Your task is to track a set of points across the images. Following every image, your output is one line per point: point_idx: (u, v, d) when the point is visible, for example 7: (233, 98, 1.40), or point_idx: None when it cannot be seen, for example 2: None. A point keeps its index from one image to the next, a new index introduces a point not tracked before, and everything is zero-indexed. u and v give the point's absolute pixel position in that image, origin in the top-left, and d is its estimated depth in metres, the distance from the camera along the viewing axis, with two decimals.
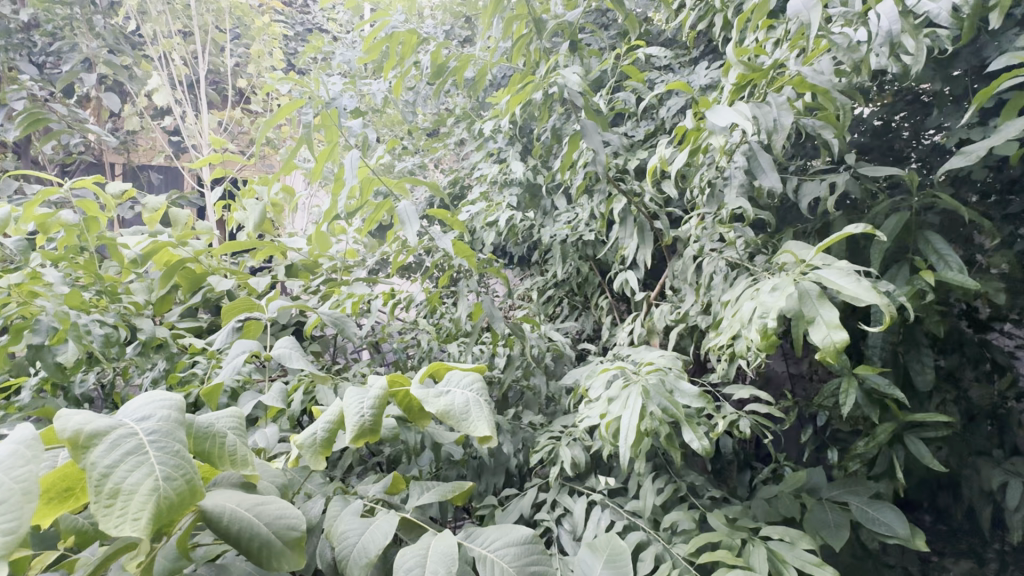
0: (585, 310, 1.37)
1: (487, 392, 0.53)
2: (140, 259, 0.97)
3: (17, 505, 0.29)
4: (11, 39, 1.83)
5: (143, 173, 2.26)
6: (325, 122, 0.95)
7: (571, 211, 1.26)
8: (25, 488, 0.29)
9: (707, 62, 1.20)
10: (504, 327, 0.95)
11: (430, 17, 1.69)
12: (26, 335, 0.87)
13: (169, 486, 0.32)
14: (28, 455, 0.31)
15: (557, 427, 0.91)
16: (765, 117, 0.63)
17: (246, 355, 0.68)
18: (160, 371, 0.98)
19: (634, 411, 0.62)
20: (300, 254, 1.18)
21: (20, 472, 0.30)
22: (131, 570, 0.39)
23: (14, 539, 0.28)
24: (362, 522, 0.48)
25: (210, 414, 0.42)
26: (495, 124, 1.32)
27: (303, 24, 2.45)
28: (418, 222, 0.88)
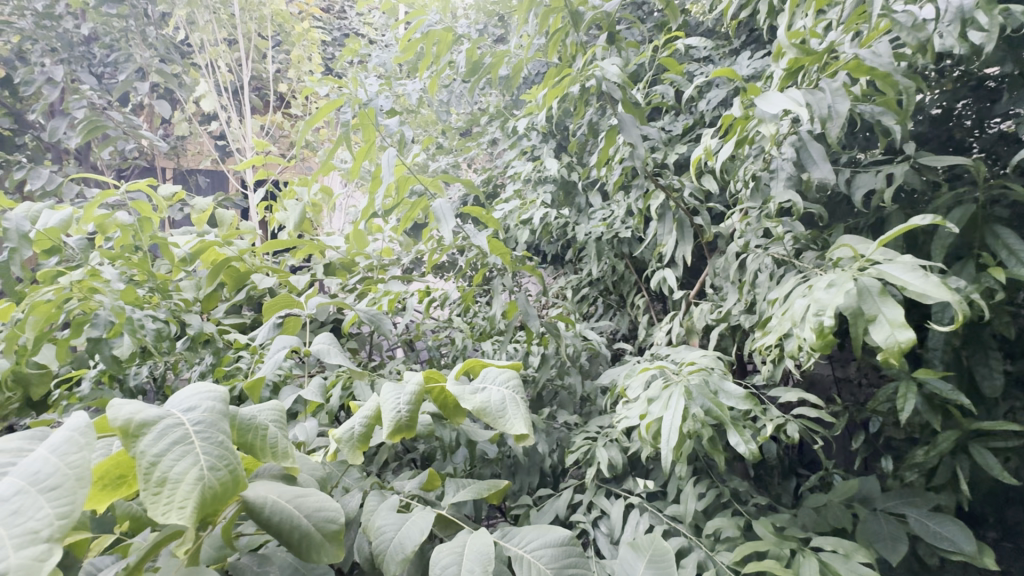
0: (621, 310, 1.34)
1: (523, 390, 0.52)
2: (189, 258, 1.02)
3: (71, 490, 0.30)
4: (73, 52, 1.94)
5: (191, 176, 2.36)
6: (364, 121, 0.96)
7: (606, 208, 1.24)
8: (80, 474, 0.30)
9: (749, 52, 1.16)
10: (539, 325, 0.93)
11: (463, 16, 1.69)
12: (86, 328, 0.92)
13: (213, 476, 0.33)
14: (81, 442, 0.32)
15: (593, 427, 0.90)
16: (820, 104, 0.60)
17: (287, 350, 0.70)
18: (207, 365, 1.02)
19: (676, 412, 0.60)
20: (338, 252, 1.20)
21: (74, 458, 0.31)
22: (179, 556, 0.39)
23: (69, 522, 0.29)
24: (398, 518, 0.48)
25: (253, 407, 0.43)
26: (529, 121, 1.30)
27: (341, 29, 2.50)
28: (453, 220, 0.88)
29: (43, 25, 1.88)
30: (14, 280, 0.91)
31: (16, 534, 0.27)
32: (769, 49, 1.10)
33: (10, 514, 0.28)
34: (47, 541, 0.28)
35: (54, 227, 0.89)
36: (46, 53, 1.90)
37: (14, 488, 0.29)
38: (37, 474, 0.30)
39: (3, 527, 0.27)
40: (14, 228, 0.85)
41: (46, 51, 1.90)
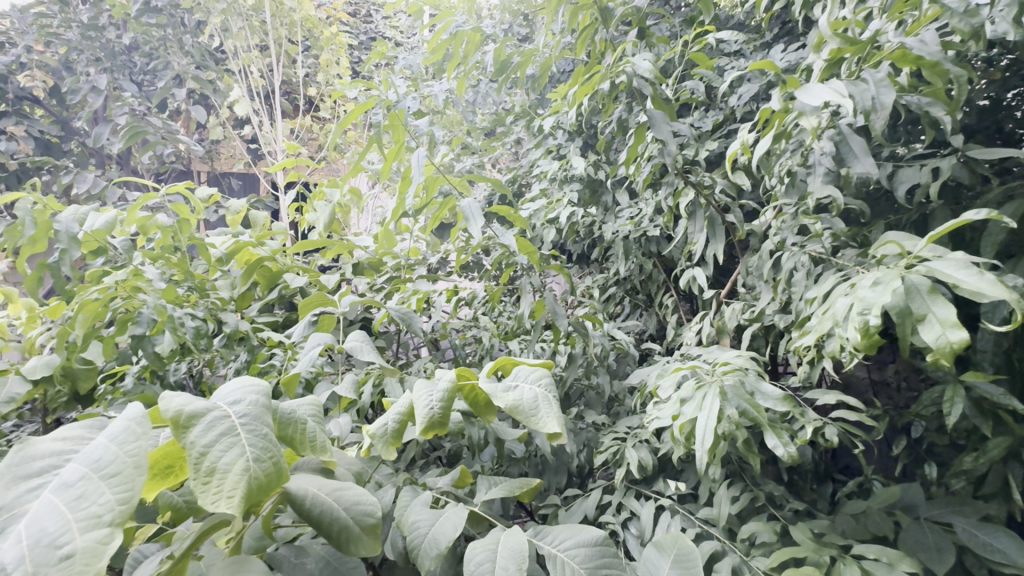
0: (649, 310, 1.32)
1: (556, 388, 0.52)
2: (226, 257, 1.05)
3: (130, 477, 0.31)
4: (115, 61, 2.03)
5: (224, 179, 2.41)
6: (394, 122, 0.97)
7: (634, 207, 1.23)
8: (137, 462, 0.31)
9: (783, 44, 1.12)
10: (567, 324, 0.93)
11: (488, 16, 1.69)
12: (130, 326, 0.95)
13: (259, 467, 0.34)
14: (138, 431, 0.33)
15: (622, 428, 0.89)
16: (863, 95, 0.58)
17: (321, 347, 0.71)
18: (243, 362, 1.05)
19: (711, 413, 0.59)
20: (367, 252, 1.22)
21: (132, 446, 0.32)
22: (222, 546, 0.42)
23: (129, 507, 0.30)
24: (432, 513, 0.48)
25: (292, 401, 0.44)
26: (555, 120, 1.30)
27: (367, 33, 2.54)
28: (482, 218, 0.88)
29: (89, 36, 1.98)
30: (64, 280, 0.95)
31: (80, 517, 0.29)
32: (804, 42, 1.07)
33: (75, 499, 0.29)
34: (108, 525, 0.29)
35: (100, 229, 0.93)
36: (92, 63, 2.00)
37: (78, 474, 0.30)
38: (99, 460, 0.31)
39: (69, 511, 0.29)
40: (64, 230, 0.89)
41: (91, 60, 1.99)
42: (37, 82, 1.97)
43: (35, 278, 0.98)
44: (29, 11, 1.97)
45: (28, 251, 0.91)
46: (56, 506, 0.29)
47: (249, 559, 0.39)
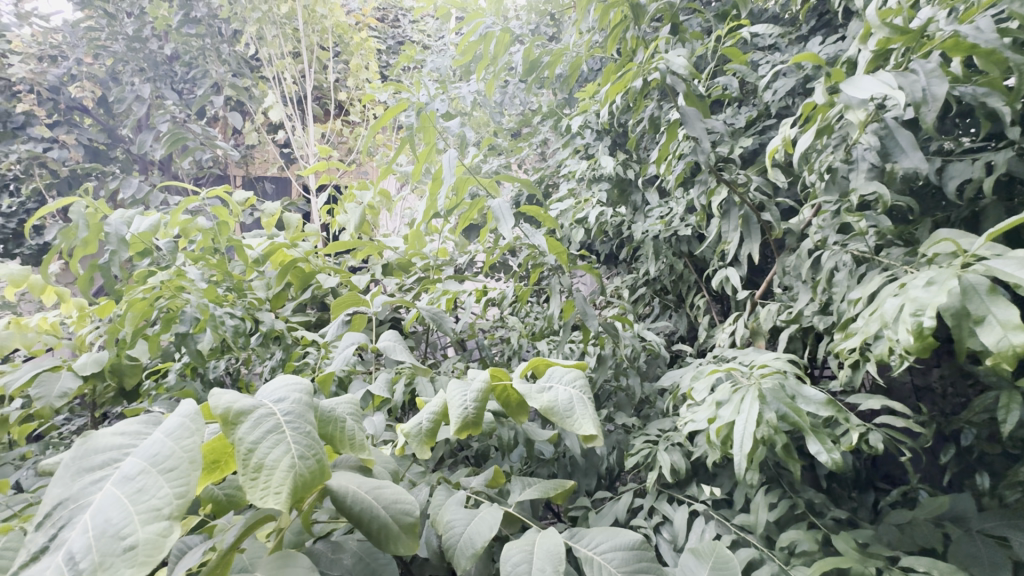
0: (679, 311, 1.30)
1: (591, 389, 0.51)
2: (262, 259, 1.08)
3: (186, 471, 0.32)
4: (158, 71, 2.11)
5: (259, 183, 2.45)
6: (425, 124, 0.98)
7: (664, 206, 1.21)
8: (192, 457, 0.32)
9: (821, 37, 1.09)
10: (597, 325, 0.92)
11: (516, 17, 1.69)
12: (174, 324, 0.99)
13: (303, 464, 0.34)
14: (192, 427, 0.34)
15: (654, 431, 0.88)
16: (913, 87, 0.56)
17: (355, 346, 0.72)
18: (278, 360, 1.08)
19: (749, 417, 0.58)
20: (396, 253, 1.24)
21: (187, 442, 0.33)
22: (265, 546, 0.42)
23: (185, 501, 0.31)
24: (466, 513, 0.49)
25: (331, 400, 0.45)
26: (583, 118, 1.29)
27: (395, 37, 2.58)
28: (512, 219, 0.88)
29: (134, 48, 2.08)
30: (114, 279, 1.00)
31: (141, 510, 0.30)
32: (843, 34, 1.03)
33: (136, 492, 0.31)
34: (166, 518, 0.30)
35: (145, 231, 0.97)
36: (137, 73, 2.09)
37: (137, 468, 0.32)
38: (157, 455, 0.32)
39: (131, 504, 0.30)
40: (114, 232, 0.94)
41: (135, 71, 2.09)
42: (86, 93, 2.08)
43: (87, 278, 1.03)
44: (80, 25, 2.08)
45: (81, 251, 0.96)
46: (118, 498, 0.30)
47: (295, 554, 0.40)
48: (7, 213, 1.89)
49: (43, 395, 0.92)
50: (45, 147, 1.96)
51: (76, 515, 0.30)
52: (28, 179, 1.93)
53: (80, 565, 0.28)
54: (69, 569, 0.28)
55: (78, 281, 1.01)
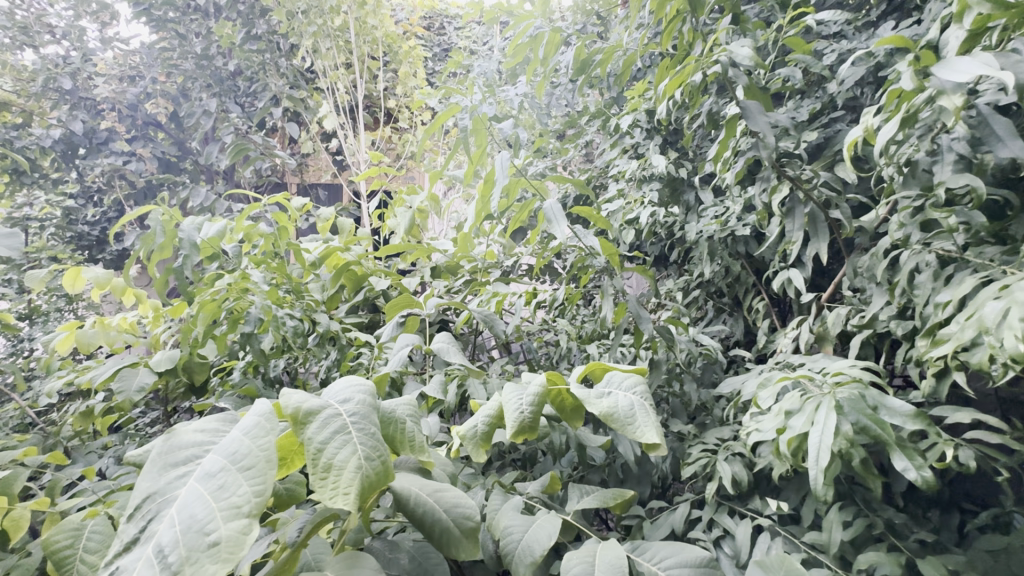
0: (735, 315, 1.23)
1: (651, 396, 0.50)
2: (318, 262, 1.13)
3: (262, 470, 0.33)
4: (223, 86, 2.23)
5: (313, 190, 2.51)
6: (478, 128, 0.99)
7: (719, 205, 1.16)
8: (268, 456, 0.33)
9: (894, 21, 1.01)
10: (652, 329, 0.89)
11: (562, 18, 1.68)
12: (240, 325, 1.05)
13: (370, 466, 0.35)
14: (266, 426, 0.35)
15: (712, 440, 0.84)
16: (1017, 67, 0.51)
17: (410, 347, 0.73)
18: (333, 360, 1.11)
19: (826, 428, 0.54)
20: (445, 255, 1.25)
21: (263, 440, 0.34)
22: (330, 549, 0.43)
23: (262, 499, 0.31)
24: (524, 520, 0.48)
25: (391, 401, 0.45)
26: (633, 118, 1.26)
27: (441, 44, 2.62)
28: (565, 220, 0.87)
29: (202, 65, 2.22)
30: (186, 282, 1.06)
31: (223, 507, 0.31)
32: (919, 17, 0.96)
33: (218, 489, 0.32)
34: (246, 517, 0.31)
35: (214, 236, 1.03)
36: (204, 89, 2.22)
37: (218, 465, 0.33)
38: (236, 453, 0.33)
39: (214, 500, 0.31)
40: (187, 238, 1.00)
41: (203, 87, 2.22)
42: (160, 109, 2.24)
43: (162, 281, 1.10)
44: (155, 47, 2.24)
45: (158, 256, 1.02)
46: (201, 495, 0.32)
47: (362, 554, 0.41)
48: (92, 221, 2.13)
49: (123, 389, 0.99)
50: (124, 159, 2.15)
51: (163, 509, 0.32)
52: (110, 190, 2.15)
53: (169, 559, 0.29)
54: (159, 563, 0.29)
55: (154, 283, 1.09)
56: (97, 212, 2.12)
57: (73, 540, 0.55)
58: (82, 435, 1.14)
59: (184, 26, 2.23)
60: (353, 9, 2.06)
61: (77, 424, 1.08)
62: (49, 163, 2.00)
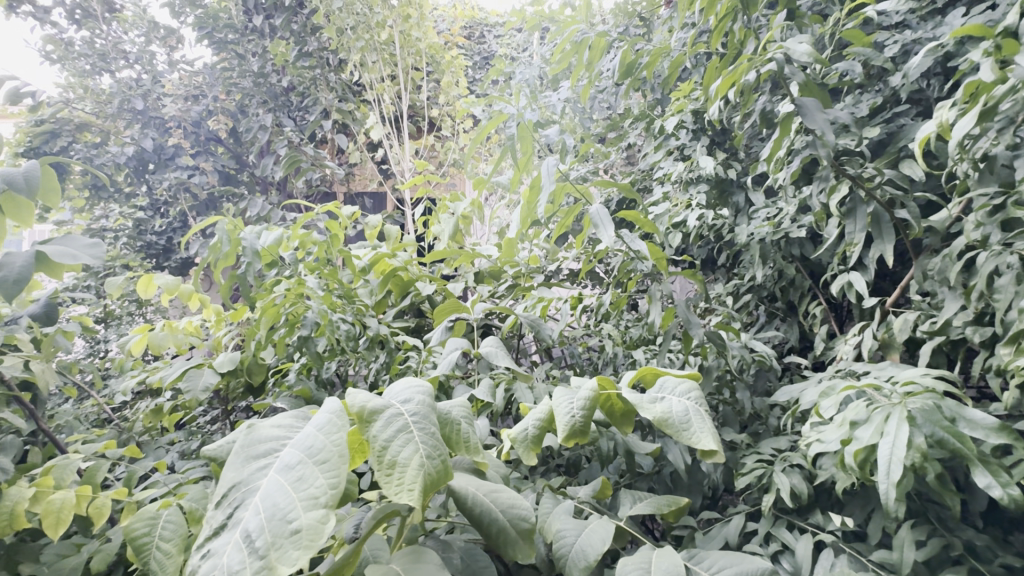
0: (789, 320, 1.18)
1: (706, 402, 0.49)
2: (367, 268, 1.16)
3: (336, 464, 0.34)
4: (278, 102, 2.32)
5: (359, 200, 2.55)
6: (523, 135, 1.00)
7: (771, 206, 1.12)
8: (341, 451, 0.35)
9: (965, 7, 0.95)
10: (703, 334, 0.86)
11: (603, 21, 1.67)
12: (296, 328, 1.10)
13: (431, 464, 0.36)
14: (337, 423, 0.37)
15: (767, 449, 0.81)
16: None
17: (459, 351, 0.75)
18: (382, 363, 1.14)
19: (898, 440, 0.52)
20: (489, 260, 1.26)
21: (336, 436, 0.36)
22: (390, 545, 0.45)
23: (337, 492, 0.33)
24: (576, 524, 0.48)
25: (446, 402, 0.46)
26: (679, 119, 1.24)
27: (480, 53, 2.66)
28: (612, 224, 0.87)
29: (259, 83, 2.32)
30: (248, 288, 1.13)
31: (302, 497, 0.33)
32: (994, 2, 0.90)
33: (297, 480, 0.34)
34: (323, 507, 0.32)
35: (272, 244, 1.08)
36: (261, 105, 2.33)
37: (296, 458, 0.35)
38: (311, 447, 0.35)
39: (293, 490, 0.33)
40: (249, 246, 1.06)
41: (260, 103, 2.33)
42: (221, 125, 2.38)
43: (227, 286, 1.17)
44: (216, 67, 2.37)
45: (224, 263, 1.09)
46: (282, 485, 0.33)
47: (423, 550, 0.42)
48: (160, 231, 2.29)
49: (190, 388, 1.06)
50: (189, 173, 2.31)
51: (247, 497, 0.34)
52: (175, 203, 2.31)
53: (256, 543, 0.31)
54: (248, 547, 0.31)
55: (220, 289, 1.16)
56: (163, 223, 2.29)
57: (151, 528, 0.59)
58: (152, 431, 1.22)
59: (242, 47, 2.37)
60: (398, 23, 2.12)
61: (148, 420, 1.16)
62: (122, 178, 2.24)
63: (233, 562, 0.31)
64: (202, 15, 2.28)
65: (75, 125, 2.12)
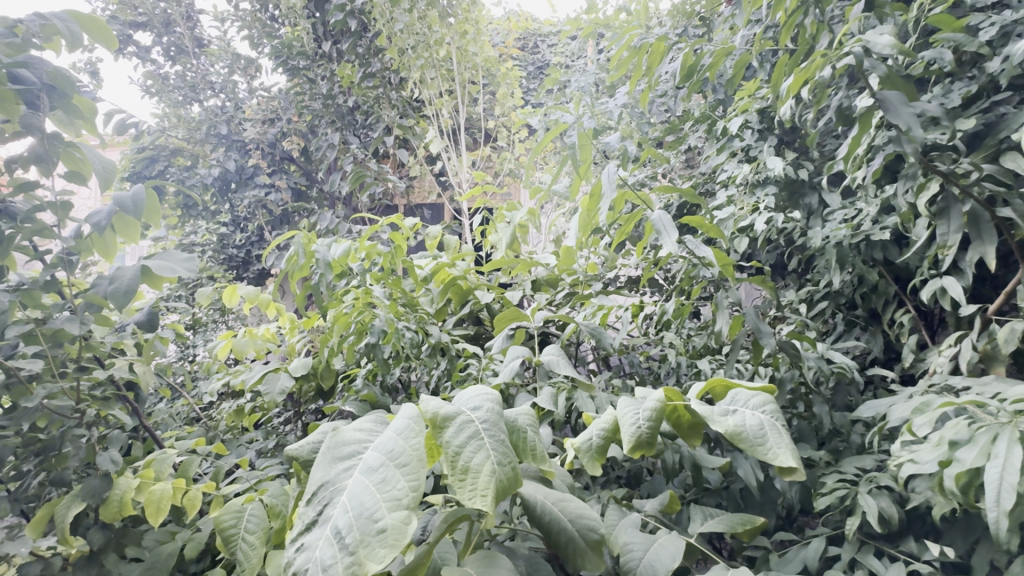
0: (872, 329, 1.09)
1: (783, 416, 0.47)
2: (428, 277, 1.20)
3: (416, 469, 0.36)
4: (344, 121, 2.43)
5: (418, 211, 2.63)
6: (582, 143, 0.99)
7: (850, 207, 1.05)
8: (419, 455, 0.37)
9: None
10: (777, 344, 0.82)
11: (661, 24, 1.64)
12: (364, 335, 1.15)
13: (502, 471, 0.37)
14: (415, 428, 0.39)
15: (850, 469, 0.76)
16: None
17: (520, 359, 0.75)
18: (443, 370, 1.16)
19: (1008, 465, 0.47)
20: (547, 268, 1.26)
21: (414, 441, 0.38)
22: (461, 550, 0.46)
23: (416, 494, 0.35)
24: (645, 538, 0.47)
25: (512, 410, 0.47)
26: (744, 119, 1.20)
27: (534, 63, 2.69)
28: (675, 230, 0.84)
29: (328, 104, 2.42)
30: (321, 297, 1.20)
31: (386, 498, 0.35)
32: None
33: (380, 482, 0.35)
34: (406, 508, 0.34)
35: (341, 256, 1.15)
36: (329, 124, 2.45)
37: (378, 460, 0.37)
38: (392, 450, 0.37)
39: (378, 492, 0.35)
40: (322, 258, 1.12)
41: (329, 123, 2.45)
42: (294, 145, 2.56)
43: (302, 296, 1.26)
44: (290, 91, 2.52)
45: (299, 274, 1.17)
46: (367, 486, 0.35)
47: (494, 557, 0.43)
48: (241, 245, 2.50)
49: (268, 390, 1.13)
50: (266, 191, 2.50)
51: (335, 496, 0.36)
52: (254, 218, 2.51)
53: (346, 540, 0.33)
54: (339, 543, 0.33)
55: (296, 298, 1.24)
56: (243, 237, 2.49)
57: (237, 520, 0.64)
58: (234, 430, 1.32)
59: (313, 72, 2.46)
60: (455, 39, 2.17)
61: (231, 419, 1.26)
62: (209, 198, 2.49)
63: (326, 557, 0.33)
64: (278, 45, 2.43)
65: (169, 151, 2.45)
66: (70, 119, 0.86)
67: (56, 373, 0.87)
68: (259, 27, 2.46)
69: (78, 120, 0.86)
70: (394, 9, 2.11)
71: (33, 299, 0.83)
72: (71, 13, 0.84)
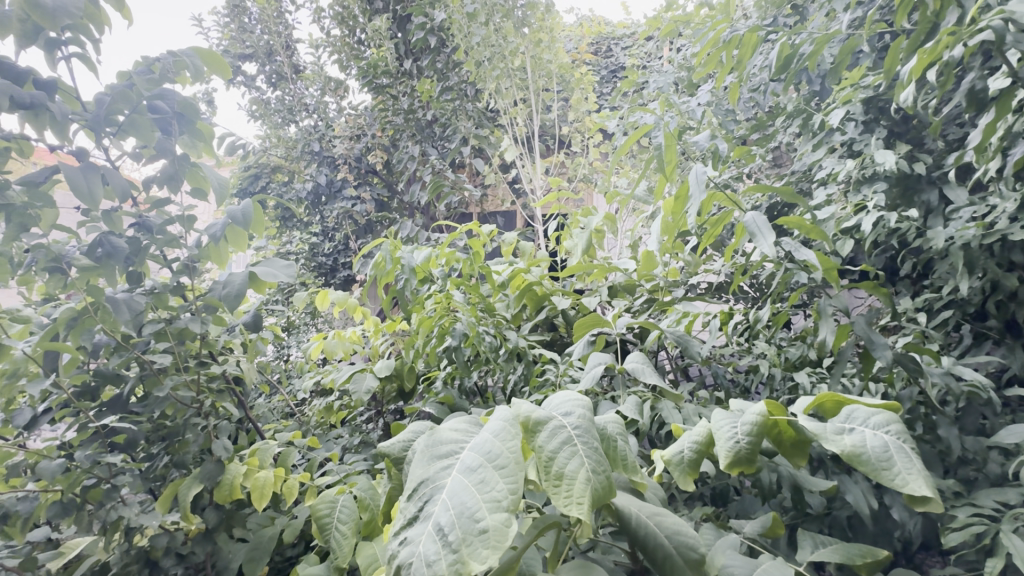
0: (1008, 344, 0.95)
1: (911, 437, 0.42)
2: (506, 284, 1.22)
3: (514, 471, 0.36)
4: (423, 134, 2.53)
5: (492, 219, 2.68)
6: (667, 144, 0.95)
7: (981, 204, 0.93)
8: (516, 457, 0.37)
9: None
10: (894, 357, 0.73)
11: (748, 15, 1.55)
12: (445, 339, 1.19)
13: (596, 479, 0.36)
14: (511, 431, 0.39)
15: (988, 502, 0.66)
16: None
17: (603, 365, 0.73)
18: (519, 375, 1.17)
19: None
20: (626, 274, 1.22)
21: (511, 444, 0.38)
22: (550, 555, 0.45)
23: (515, 497, 0.35)
24: (748, 562, 0.44)
25: (601, 417, 0.46)
26: (846, 110, 1.10)
27: (608, 66, 2.65)
28: (771, 231, 0.78)
29: (409, 119, 2.54)
30: (404, 301, 1.25)
31: (486, 499, 0.35)
32: None
33: (480, 482, 0.36)
34: (506, 510, 0.34)
35: (424, 263, 1.20)
36: (411, 138, 2.56)
37: (477, 461, 0.37)
38: (490, 452, 0.38)
39: (478, 492, 0.35)
40: (407, 264, 1.18)
41: (410, 136, 2.56)
42: (378, 159, 2.70)
43: (387, 301, 1.32)
44: (375, 108, 2.67)
45: (386, 280, 1.23)
46: (466, 485, 0.36)
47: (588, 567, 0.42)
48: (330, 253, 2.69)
49: (356, 389, 1.20)
50: (352, 203, 2.66)
51: (435, 494, 0.37)
52: (340, 228, 2.69)
53: (449, 538, 0.34)
54: (442, 540, 0.34)
55: (382, 302, 1.31)
56: (331, 246, 2.69)
57: (331, 510, 0.68)
58: (324, 425, 1.41)
59: (395, 89, 2.59)
60: (530, 48, 2.17)
61: (322, 415, 1.35)
62: (303, 210, 2.71)
63: (430, 552, 0.34)
64: (365, 66, 2.56)
65: (270, 167, 2.65)
66: (194, 142, 0.96)
67: (180, 367, 0.98)
68: (348, 51, 2.63)
69: (199, 142, 0.96)
70: (472, 23, 2.15)
71: (163, 302, 0.94)
72: (195, 50, 0.95)
